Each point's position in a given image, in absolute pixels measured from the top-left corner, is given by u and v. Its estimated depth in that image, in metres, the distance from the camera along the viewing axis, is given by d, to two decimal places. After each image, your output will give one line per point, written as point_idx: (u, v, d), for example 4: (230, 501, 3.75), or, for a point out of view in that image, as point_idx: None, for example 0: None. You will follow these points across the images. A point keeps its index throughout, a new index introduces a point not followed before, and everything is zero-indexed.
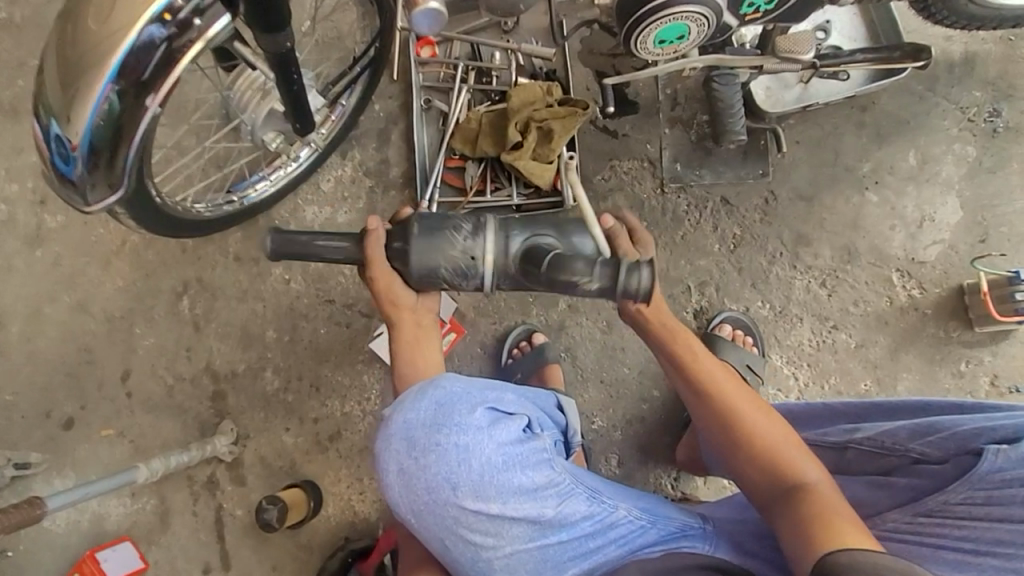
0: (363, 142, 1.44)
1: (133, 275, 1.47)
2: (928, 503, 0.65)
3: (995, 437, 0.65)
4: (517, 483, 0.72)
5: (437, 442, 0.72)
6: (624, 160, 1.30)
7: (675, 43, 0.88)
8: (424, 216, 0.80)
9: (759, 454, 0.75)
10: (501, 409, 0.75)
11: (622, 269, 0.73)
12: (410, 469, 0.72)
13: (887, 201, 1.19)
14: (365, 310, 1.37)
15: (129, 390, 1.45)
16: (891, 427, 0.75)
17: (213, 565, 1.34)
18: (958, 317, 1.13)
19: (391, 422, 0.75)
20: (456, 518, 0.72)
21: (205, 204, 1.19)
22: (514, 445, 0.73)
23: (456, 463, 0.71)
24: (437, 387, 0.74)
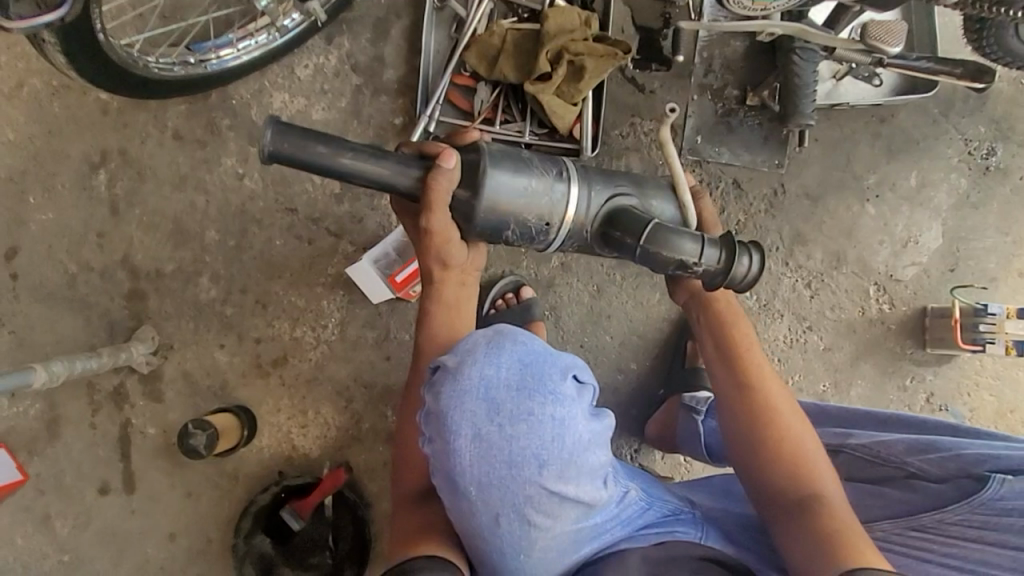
0: (355, 29, 1.22)
1: (29, 128, 1.19)
2: (923, 519, 0.73)
3: (998, 466, 0.73)
4: (593, 464, 0.64)
5: (529, 411, 0.61)
6: (647, 120, 1.22)
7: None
8: (505, 161, 0.77)
9: (787, 461, 0.75)
10: (584, 379, 0.67)
11: (736, 255, 0.75)
12: (489, 436, 0.60)
13: (882, 216, 1.22)
14: (333, 228, 1.20)
15: (15, 270, 1.20)
16: (888, 439, 0.81)
17: (112, 486, 1.17)
18: (915, 335, 1.20)
19: (467, 377, 0.62)
20: (530, 499, 0.61)
21: (154, 59, 0.94)
22: (598, 422, 0.65)
23: (550, 438, 0.61)
24: (520, 344, 0.64)
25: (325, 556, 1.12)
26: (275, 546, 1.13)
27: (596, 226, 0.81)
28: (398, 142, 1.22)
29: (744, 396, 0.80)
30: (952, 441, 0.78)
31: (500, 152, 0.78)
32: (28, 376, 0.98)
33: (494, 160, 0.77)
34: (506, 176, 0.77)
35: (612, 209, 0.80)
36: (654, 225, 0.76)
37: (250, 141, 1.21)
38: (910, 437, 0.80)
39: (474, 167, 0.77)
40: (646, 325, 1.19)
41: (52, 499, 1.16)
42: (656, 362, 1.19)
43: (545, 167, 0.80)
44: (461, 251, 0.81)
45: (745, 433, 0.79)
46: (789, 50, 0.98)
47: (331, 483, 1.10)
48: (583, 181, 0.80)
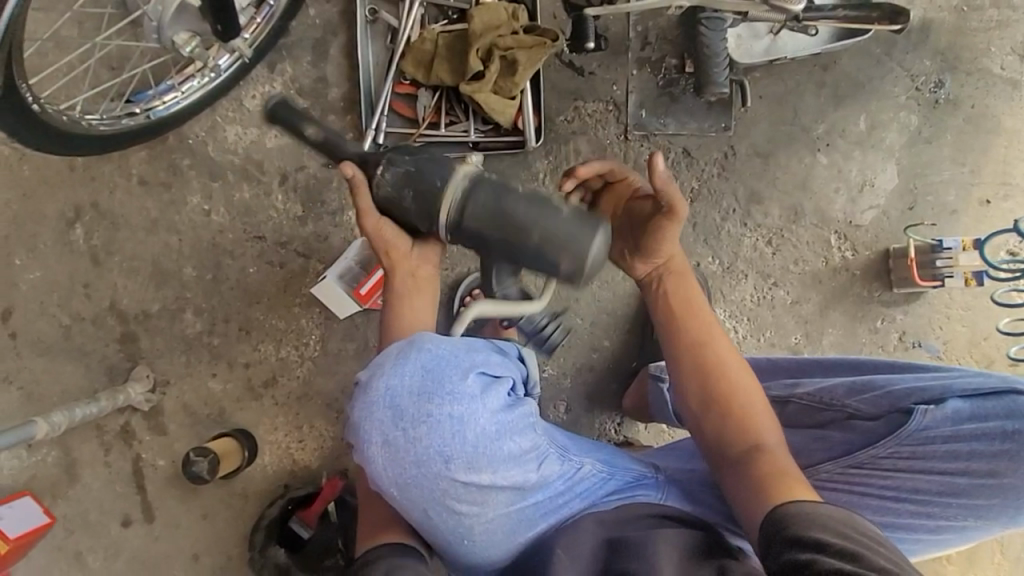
0: (296, 53, 1.25)
1: (4, 194, 1.26)
2: (860, 457, 0.83)
3: (923, 398, 0.82)
4: (505, 450, 0.75)
5: (428, 412, 0.73)
6: (589, 101, 1.23)
7: None
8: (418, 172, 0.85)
9: (728, 411, 0.85)
10: (487, 374, 0.77)
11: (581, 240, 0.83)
12: (396, 440, 0.73)
13: (835, 163, 1.22)
14: (302, 249, 1.25)
15: (12, 330, 1.27)
16: (830, 385, 0.91)
17: (133, 517, 1.25)
18: (881, 278, 1.21)
19: (373, 390, 0.75)
20: (445, 490, 0.74)
21: (100, 116, 0.99)
22: (506, 412, 0.76)
23: (451, 436, 0.73)
24: (422, 350, 0.75)
25: (339, 558, 1.18)
26: (291, 554, 1.19)
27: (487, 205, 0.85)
28: None
29: (694, 355, 0.89)
30: (886, 380, 0.88)
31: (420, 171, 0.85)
32: (31, 429, 1.06)
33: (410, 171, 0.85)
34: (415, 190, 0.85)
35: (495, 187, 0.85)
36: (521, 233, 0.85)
37: (211, 176, 1.26)
38: (848, 380, 0.90)
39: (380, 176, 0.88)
40: (614, 303, 1.22)
41: (81, 536, 1.25)
42: (627, 336, 1.22)
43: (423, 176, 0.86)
44: (401, 245, 0.91)
45: (691, 391, 0.88)
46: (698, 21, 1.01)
47: (330, 490, 1.16)
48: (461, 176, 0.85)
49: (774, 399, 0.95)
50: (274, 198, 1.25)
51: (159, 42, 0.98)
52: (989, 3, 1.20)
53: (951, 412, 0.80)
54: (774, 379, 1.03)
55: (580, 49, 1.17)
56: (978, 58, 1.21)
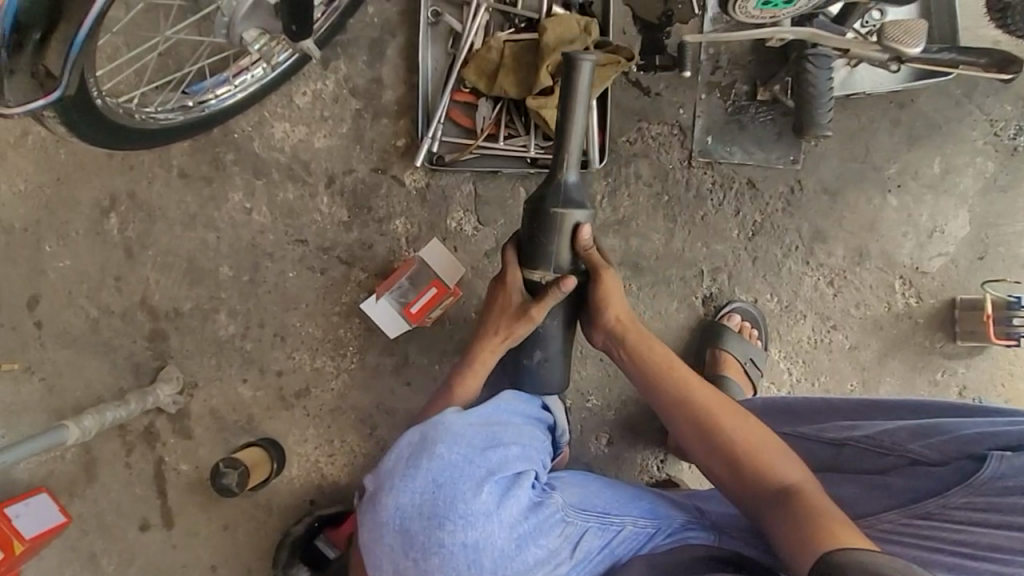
0: (350, 51, 1.20)
1: (39, 177, 1.21)
2: (928, 507, 0.76)
3: (999, 443, 0.75)
4: (526, 559, 0.78)
5: (439, 538, 0.77)
6: (654, 123, 1.18)
7: (779, 6, 0.75)
8: (559, 194, 0.88)
9: (743, 453, 0.83)
10: (499, 485, 0.79)
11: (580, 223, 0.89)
12: (408, 568, 0.78)
13: (905, 207, 1.17)
14: (344, 257, 1.20)
15: (39, 319, 1.22)
16: (892, 428, 0.85)
17: (152, 521, 1.20)
18: (945, 329, 1.16)
19: (385, 508, 0.79)
20: None
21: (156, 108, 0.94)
22: (522, 522, 0.78)
23: (466, 561, 0.77)
24: (431, 467, 0.79)
25: None
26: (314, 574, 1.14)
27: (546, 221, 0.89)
28: (402, 164, 1.20)
29: (686, 411, 0.89)
30: (957, 424, 0.81)
31: (563, 214, 0.88)
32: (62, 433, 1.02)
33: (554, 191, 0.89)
34: (547, 206, 0.88)
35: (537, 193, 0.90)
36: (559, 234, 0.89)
37: (254, 173, 1.21)
38: (913, 424, 0.84)
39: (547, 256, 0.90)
40: (664, 335, 1.18)
41: (96, 538, 1.20)
42: None
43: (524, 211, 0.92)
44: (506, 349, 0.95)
45: (698, 447, 0.87)
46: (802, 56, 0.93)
47: None
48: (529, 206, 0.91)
49: (829, 442, 0.90)
50: (319, 202, 1.20)
51: (226, 37, 0.92)
52: None
53: None
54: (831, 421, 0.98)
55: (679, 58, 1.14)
56: None
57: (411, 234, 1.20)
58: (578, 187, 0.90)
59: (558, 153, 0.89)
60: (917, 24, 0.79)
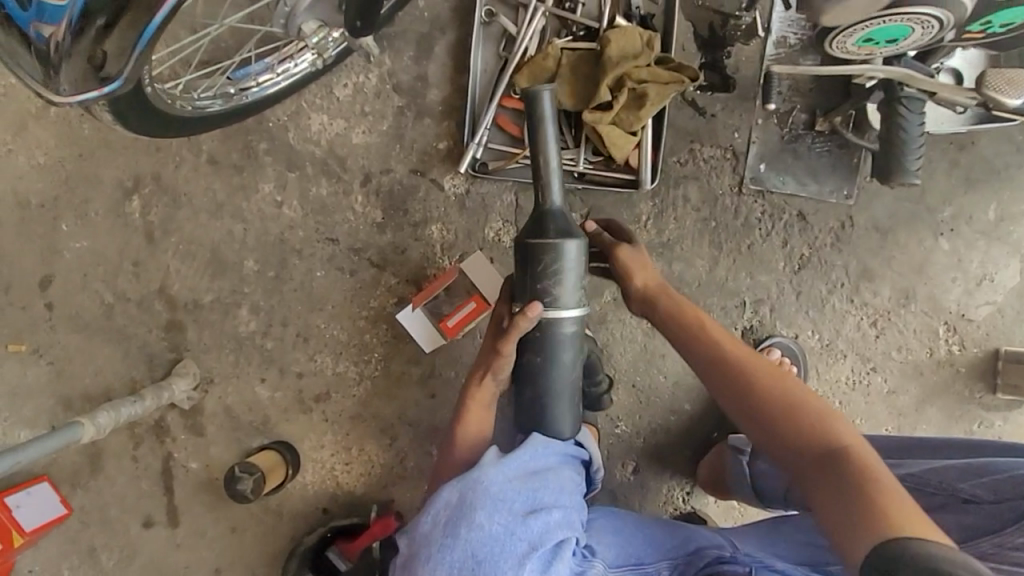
0: (397, 45, 1.15)
1: (59, 152, 1.15)
2: (982, 547, 0.70)
3: None
4: None
5: None
6: (707, 145, 1.14)
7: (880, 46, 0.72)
8: (546, 221, 0.80)
9: (786, 419, 0.74)
10: (542, 559, 0.71)
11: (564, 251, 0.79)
12: None
13: (956, 251, 1.14)
14: (376, 259, 1.15)
15: (50, 300, 1.17)
16: (940, 467, 0.82)
17: (156, 519, 1.16)
18: (986, 380, 1.14)
19: None
20: None
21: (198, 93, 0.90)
22: None
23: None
24: (469, 540, 0.71)
25: None
26: None
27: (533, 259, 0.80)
28: (442, 168, 1.15)
29: (724, 373, 0.81)
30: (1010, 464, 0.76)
31: (554, 242, 0.79)
32: (76, 432, 0.99)
33: (544, 223, 0.80)
34: (536, 235, 0.80)
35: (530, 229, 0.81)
36: (547, 270, 0.79)
37: (287, 165, 1.15)
38: (962, 463, 0.80)
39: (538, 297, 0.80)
40: None
41: (97, 532, 1.16)
42: (711, 402, 1.15)
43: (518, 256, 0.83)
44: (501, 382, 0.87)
45: (737, 409, 0.79)
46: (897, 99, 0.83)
47: (383, 529, 1.08)
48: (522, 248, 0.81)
49: None
50: (353, 200, 1.15)
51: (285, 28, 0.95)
52: None
53: None
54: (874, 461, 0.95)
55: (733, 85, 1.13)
56: None
57: (447, 241, 1.15)
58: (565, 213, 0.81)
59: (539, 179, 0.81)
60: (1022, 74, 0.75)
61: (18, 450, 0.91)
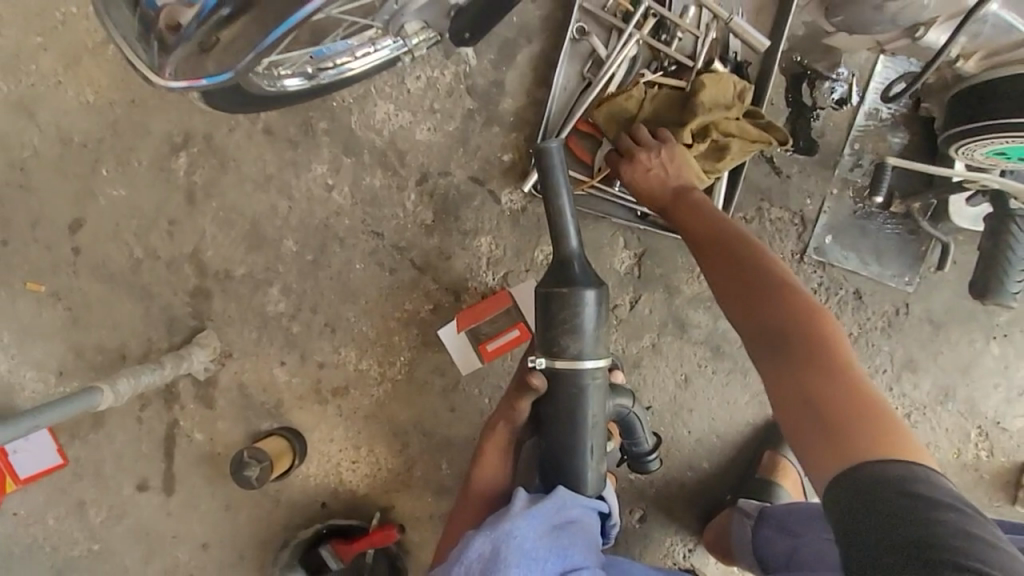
0: (479, 46, 1.10)
1: (110, 93, 1.10)
2: None
3: None
4: None
5: None
6: (776, 206, 1.11)
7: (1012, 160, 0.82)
8: (564, 268, 0.78)
9: (768, 301, 0.70)
10: None
11: (579, 300, 0.76)
12: None
13: (1005, 358, 1.12)
14: (418, 261, 1.12)
15: (76, 244, 1.13)
16: None
17: (150, 484, 1.13)
18: (1008, 490, 1.12)
19: None
20: None
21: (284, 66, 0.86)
22: None
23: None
24: None
25: None
26: None
27: (548, 312, 0.77)
28: (502, 180, 1.11)
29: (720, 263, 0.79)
30: None
31: (569, 291, 0.76)
32: (94, 398, 0.97)
33: (564, 273, 0.78)
34: (552, 285, 0.77)
35: (549, 279, 0.78)
36: (558, 324, 0.76)
37: (345, 149, 1.11)
38: None
39: (549, 350, 0.77)
40: (727, 426, 1.12)
41: (87, 487, 1.13)
42: (730, 465, 1.13)
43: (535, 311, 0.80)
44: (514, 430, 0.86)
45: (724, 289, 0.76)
46: (1009, 216, 0.88)
47: (382, 539, 1.06)
48: (539, 300, 0.78)
49: None
50: (406, 197, 1.11)
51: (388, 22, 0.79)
52: None
53: None
54: None
55: (814, 149, 1.10)
56: None
57: (495, 255, 1.11)
58: (584, 263, 0.79)
59: (553, 227, 0.80)
60: None
61: (38, 412, 0.92)
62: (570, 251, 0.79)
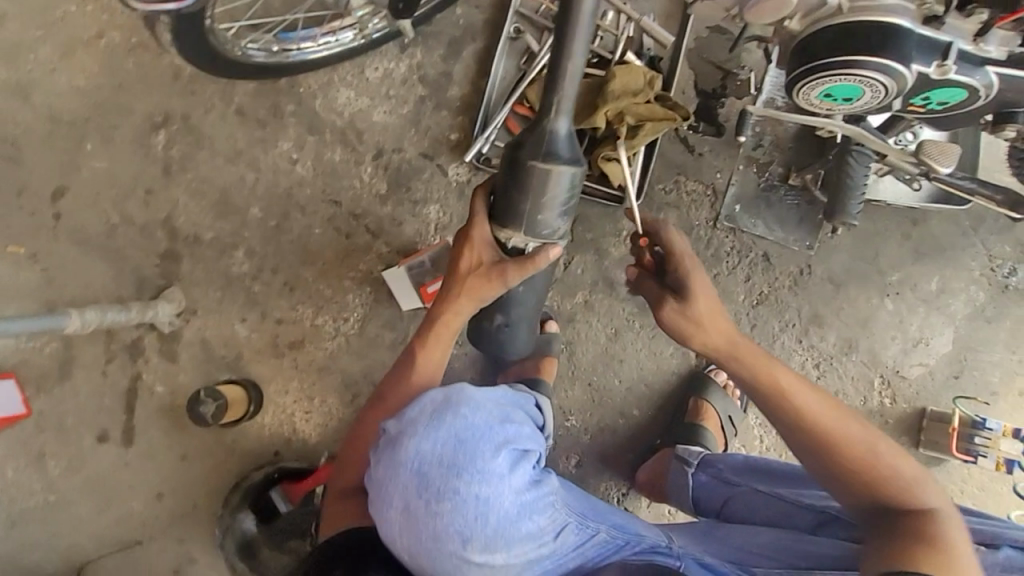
0: (430, 43, 1.26)
1: (99, 78, 1.24)
2: None
3: (977, 539, 0.81)
4: (523, 531, 0.76)
5: (455, 489, 0.74)
6: (691, 179, 1.26)
7: (837, 102, 0.78)
8: (550, 140, 0.76)
9: (861, 473, 0.77)
10: (516, 450, 0.78)
11: (568, 179, 0.77)
12: (415, 509, 0.73)
13: (899, 313, 1.25)
14: (372, 227, 1.24)
15: (58, 212, 1.23)
16: None
17: (110, 435, 1.19)
18: (909, 434, 1.23)
19: (403, 450, 0.75)
20: (458, 566, 0.74)
21: (255, 43, 1.05)
22: (528, 491, 0.77)
23: (473, 515, 0.73)
24: (458, 420, 0.76)
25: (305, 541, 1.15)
26: (258, 526, 1.17)
27: (535, 184, 0.76)
28: (449, 156, 1.25)
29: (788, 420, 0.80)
30: None
31: (558, 167, 0.75)
32: (61, 320, 1.07)
33: (552, 146, 0.76)
34: (537, 156, 0.76)
35: (537, 150, 0.76)
36: (542, 198, 0.77)
37: (309, 129, 1.25)
38: None
39: (533, 226, 0.78)
40: (654, 376, 1.22)
41: (50, 438, 1.19)
42: (658, 412, 1.22)
43: (517, 175, 0.77)
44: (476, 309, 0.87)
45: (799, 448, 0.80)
46: (844, 151, 1.01)
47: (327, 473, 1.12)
48: (527, 171, 0.76)
49: (809, 507, 0.89)
50: (362, 170, 1.24)
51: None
52: None
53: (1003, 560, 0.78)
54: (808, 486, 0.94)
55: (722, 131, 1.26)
56: None
57: (442, 222, 1.24)
58: (570, 135, 0.78)
59: (546, 98, 0.77)
60: (948, 146, 0.90)
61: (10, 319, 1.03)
62: (562, 125, 0.77)
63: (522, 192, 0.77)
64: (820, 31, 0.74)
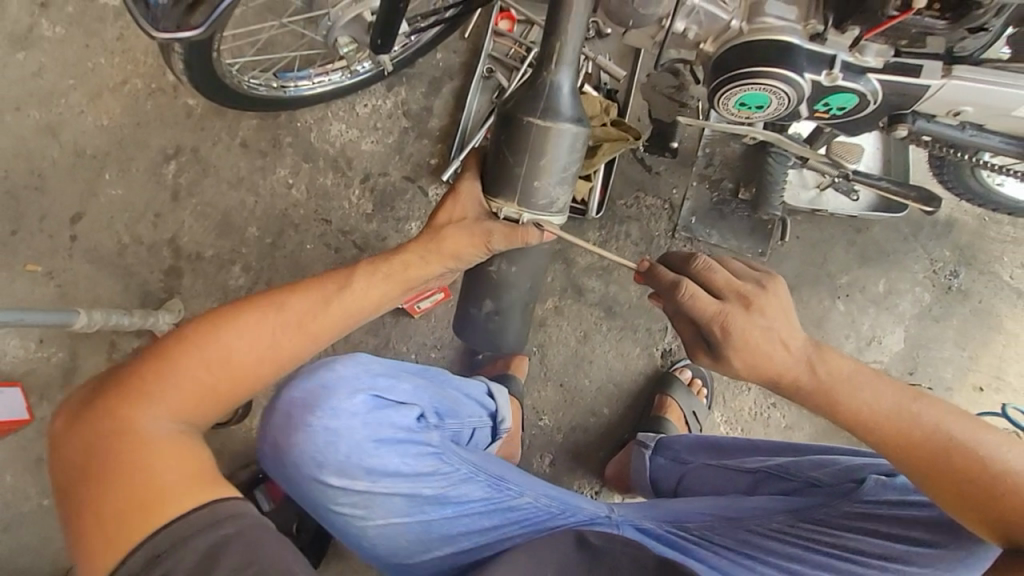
0: (413, 82, 1.42)
1: (121, 117, 1.40)
2: (813, 514, 0.89)
3: (879, 470, 0.89)
4: (386, 468, 0.84)
5: (310, 423, 0.82)
6: (650, 196, 1.38)
7: (752, 110, 0.91)
8: (548, 100, 0.79)
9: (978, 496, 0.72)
10: (377, 398, 0.86)
11: (564, 139, 0.79)
12: (285, 444, 0.84)
13: (851, 314, 1.33)
14: (359, 242, 1.36)
15: (75, 234, 1.36)
16: (796, 459, 0.97)
17: None
18: None
19: (282, 398, 0.85)
20: (330, 492, 0.84)
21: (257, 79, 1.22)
22: (393, 435, 0.86)
23: (324, 444, 0.83)
24: (329, 372, 0.85)
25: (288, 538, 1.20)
26: None
27: (531, 144, 0.79)
28: (430, 179, 1.39)
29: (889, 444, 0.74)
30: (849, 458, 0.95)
31: (553, 126, 0.78)
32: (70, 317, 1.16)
33: (551, 106, 0.79)
34: (535, 115, 0.78)
35: (536, 108, 0.79)
36: (538, 158, 0.79)
37: (304, 157, 1.39)
38: (811, 457, 0.97)
39: (528, 187, 0.80)
40: (622, 377, 1.29)
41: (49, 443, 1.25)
42: (627, 411, 1.28)
43: (513, 133, 0.79)
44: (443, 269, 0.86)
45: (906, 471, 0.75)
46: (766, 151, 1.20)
47: None
48: (525, 130, 0.79)
49: (748, 469, 1.00)
50: (351, 192, 1.37)
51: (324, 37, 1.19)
52: (1008, 221, 1.34)
53: (897, 481, 0.86)
54: (751, 457, 1.03)
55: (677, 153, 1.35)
56: (991, 262, 1.34)
57: None
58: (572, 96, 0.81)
59: (548, 52, 0.80)
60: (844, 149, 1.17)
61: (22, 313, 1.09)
62: (562, 82, 0.80)
63: (519, 151, 0.79)
64: (729, 49, 0.87)
